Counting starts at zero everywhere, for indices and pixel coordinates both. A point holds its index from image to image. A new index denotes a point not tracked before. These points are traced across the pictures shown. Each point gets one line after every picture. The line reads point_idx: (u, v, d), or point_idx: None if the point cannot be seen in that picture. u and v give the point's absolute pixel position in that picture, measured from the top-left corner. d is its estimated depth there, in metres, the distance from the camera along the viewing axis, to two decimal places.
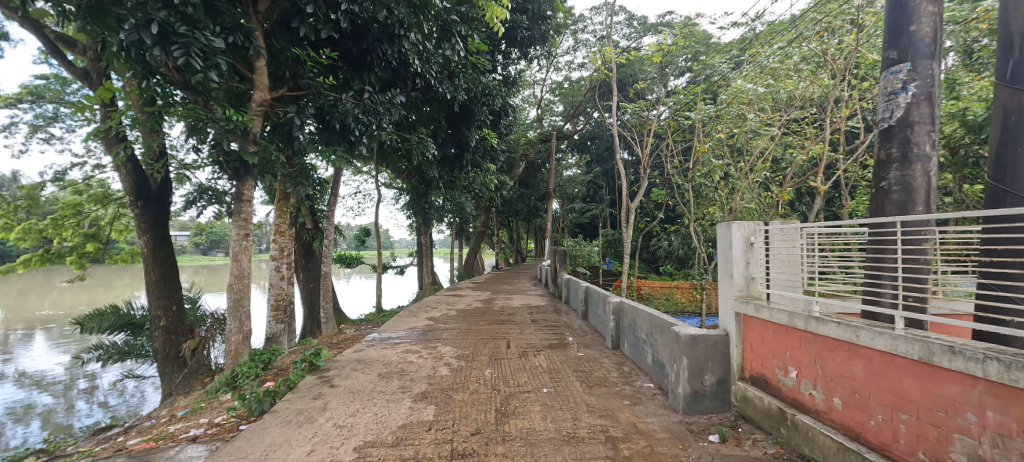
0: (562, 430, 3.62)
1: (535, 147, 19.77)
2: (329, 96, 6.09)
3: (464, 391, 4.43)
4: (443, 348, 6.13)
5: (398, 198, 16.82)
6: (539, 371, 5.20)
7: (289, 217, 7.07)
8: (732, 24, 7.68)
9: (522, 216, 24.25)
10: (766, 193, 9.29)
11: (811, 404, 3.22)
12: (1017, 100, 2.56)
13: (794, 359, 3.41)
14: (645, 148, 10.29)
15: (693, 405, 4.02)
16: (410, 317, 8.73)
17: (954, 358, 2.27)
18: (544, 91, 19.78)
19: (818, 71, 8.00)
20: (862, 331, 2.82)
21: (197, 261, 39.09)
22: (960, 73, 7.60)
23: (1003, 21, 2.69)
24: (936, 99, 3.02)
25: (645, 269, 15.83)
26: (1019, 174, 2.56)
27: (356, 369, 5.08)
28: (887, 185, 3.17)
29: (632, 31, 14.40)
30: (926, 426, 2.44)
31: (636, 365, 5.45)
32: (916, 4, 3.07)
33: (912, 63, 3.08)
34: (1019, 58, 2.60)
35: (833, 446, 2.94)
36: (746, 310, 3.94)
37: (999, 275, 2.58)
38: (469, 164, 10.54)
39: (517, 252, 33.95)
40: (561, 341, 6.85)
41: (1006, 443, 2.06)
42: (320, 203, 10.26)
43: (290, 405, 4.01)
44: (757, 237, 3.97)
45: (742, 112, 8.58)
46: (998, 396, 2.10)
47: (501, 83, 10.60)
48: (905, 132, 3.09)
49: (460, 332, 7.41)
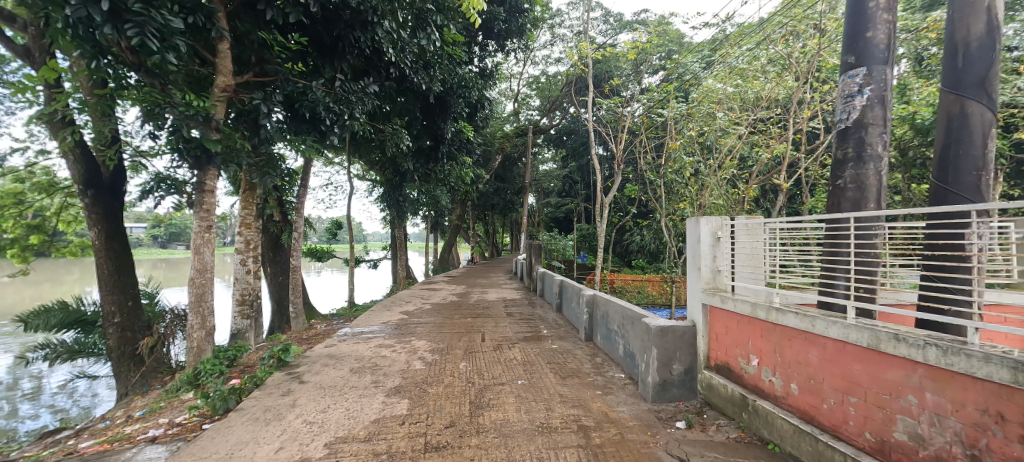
0: (535, 420, 3.68)
1: (511, 141, 19.71)
2: (297, 83, 5.85)
3: (439, 384, 4.41)
4: (418, 342, 6.09)
5: (371, 190, 16.43)
6: (514, 364, 5.25)
7: (255, 208, 6.79)
8: (704, 24, 7.90)
9: (497, 209, 24.19)
10: (733, 190, 9.65)
11: (771, 390, 3.41)
12: (959, 106, 2.77)
13: (756, 348, 3.58)
14: (619, 144, 10.44)
15: (661, 394, 4.17)
16: (384, 311, 8.61)
17: (898, 345, 2.46)
18: (522, 84, 19.72)
19: (784, 74, 8.33)
20: (817, 320, 2.99)
21: (156, 253, 37.09)
22: (910, 79, 8.07)
23: (948, 32, 2.90)
24: (887, 103, 3.22)
25: (618, 263, 16.16)
26: (960, 174, 2.77)
27: (327, 364, 4.98)
28: (843, 183, 3.37)
29: (608, 27, 14.48)
30: (872, 408, 2.62)
31: (608, 356, 5.59)
32: (871, 11, 3.24)
33: (868, 67, 3.27)
34: (963, 66, 2.80)
35: (789, 429, 3.13)
36: (712, 302, 4.10)
37: (939, 267, 2.79)
38: (445, 156, 10.60)
39: (492, 246, 33.91)
40: (535, 333, 6.93)
41: (942, 422, 2.26)
42: (289, 194, 9.91)
43: (258, 402, 3.89)
44: (724, 232, 4.13)
45: (712, 111, 8.87)
46: (936, 380, 2.29)
47: (478, 76, 10.46)
48: (861, 133, 3.27)
49: (435, 325, 7.37)
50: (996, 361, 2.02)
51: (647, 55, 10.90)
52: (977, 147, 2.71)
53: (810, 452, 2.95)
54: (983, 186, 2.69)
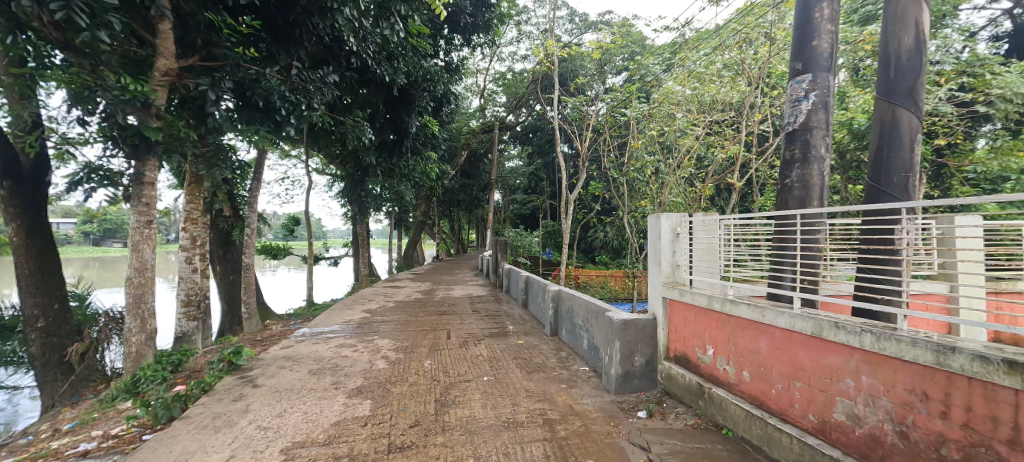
0: (501, 416, 3.68)
1: (477, 137, 19.61)
2: (249, 69, 5.51)
3: (403, 383, 4.32)
4: (381, 341, 5.94)
5: (331, 185, 15.81)
6: (480, 360, 5.23)
7: (202, 202, 6.34)
8: (665, 28, 8.18)
9: (462, 205, 24.00)
10: (691, 188, 10.08)
11: (724, 378, 3.60)
12: (891, 113, 3.03)
13: (711, 339, 3.76)
14: (584, 142, 10.65)
15: (624, 385, 4.31)
16: (345, 310, 8.32)
17: (837, 332, 2.66)
18: (488, 80, 19.62)
19: (737, 78, 8.77)
20: (766, 311, 3.19)
21: (87, 251, 34.09)
22: (848, 87, 8.74)
23: (882, 44, 3.16)
24: (830, 108, 3.47)
25: (582, 259, 16.48)
26: (891, 175, 3.02)
27: (283, 367, 4.75)
28: (790, 182, 3.59)
29: (573, 26, 14.65)
30: (815, 391, 2.83)
31: (573, 350, 5.70)
32: (817, 22, 3.47)
33: (813, 74, 3.50)
34: (894, 77, 3.06)
35: (741, 414, 3.33)
36: (672, 295, 4.28)
37: (873, 260, 3.04)
38: (409, 150, 10.37)
39: (458, 243, 33.63)
40: (501, 329, 6.95)
41: (875, 403, 2.47)
42: (240, 188, 9.35)
43: (206, 409, 3.65)
44: (682, 228, 4.31)
45: (671, 112, 9.25)
46: (871, 363, 2.50)
47: (443, 69, 10.29)
48: (806, 136, 3.51)
49: (399, 323, 7.22)
50: (921, 344, 2.23)
51: (611, 56, 11.14)
52: (905, 150, 2.98)
53: (760, 434, 3.15)
54: (911, 186, 2.96)
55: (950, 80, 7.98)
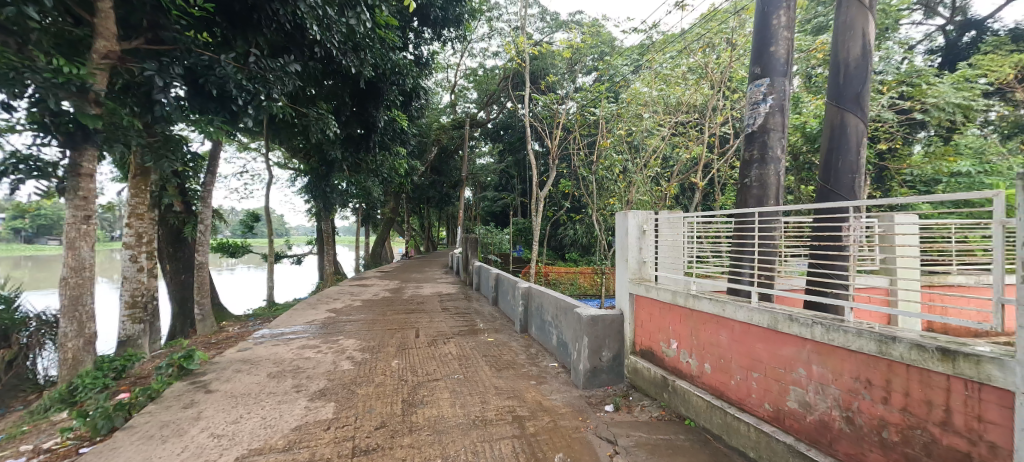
0: (470, 414, 3.66)
1: (447, 133, 19.41)
2: (202, 55, 5.20)
3: (369, 384, 4.22)
4: (346, 341, 5.77)
5: (294, 180, 15.21)
6: (449, 359, 5.17)
7: (148, 197, 5.96)
8: (634, 30, 8.33)
9: (432, 202, 23.72)
10: (658, 187, 10.33)
11: (687, 370, 3.72)
12: (840, 117, 3.20)
13: (675, 333, 3.87)
14: (555, 140, 10.75)
15: (592, 380, 4.38)
16: (309, 310, 8.03)
17: (791, 324, 2.79)
18: (459, 76, 19.39)
19: (701, 82, 9.06)
20: (727, 305, 3.30)
21: (20, 248, 31.40)
22: (802, 93, 9.23)
23: (833, 52, 3.33)
24: (785, 111, 3.63)
25: (552, 256, 16.64)
26: (840, 175, 3.19)
27: (240, 370, 4.52)
28: (749, 181, 3.74)
29: (545, 25, 14.68)
30: (771, 381, 2.96)
31: (543, 347, 5.73)
32: (774, 28, 3.63)
33: (771, 78, 3.65)
34: (844, 83, 3.23)
35: (703, 405, 3.44)
36: (638, 291, 4.37)
37: (824, 257, 3.20)
38: (377, 145, 10.11)
39: (427, 240, 33.24)
40: (471, 327, 6.90)
41: (825, 390, 2.61)
42: (193, 182, 8.83)
43: (152, 418, 3.42)
44: (649, 225, 4.41)
45: (639, 112, 9.48)
46: (821, 353, 2.63)
47: (413, 63, 10.07)
48: (764, 137, 3.66)
49: (366, 323, 7.04)
50: (866, 335, 2.37)
51: (581, 56, 11.27)
52: (853, 153, 3.16)
53: (720, 424, 3.27)
54: (857, 186, 3.15)
55: (891, 88, 8.56)
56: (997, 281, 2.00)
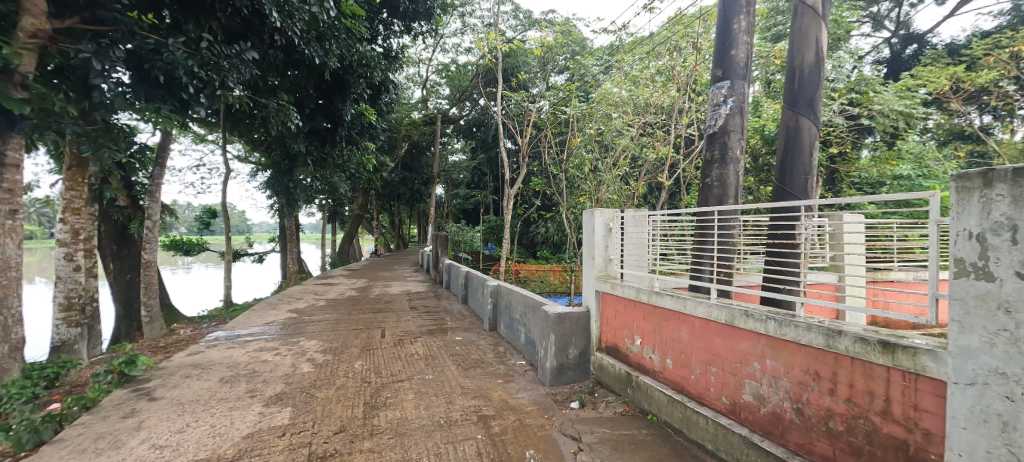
0: (435, 415, 3.59)
1: (419, 129, 19.10)
2: (148, 39, 4.86)
3: (329, 387, 4.07)
4: (308, 343, 5.57)
5: (255, 175, 14.56)
6: (415, 359, 5.08)
7: (86, 191, 5.60)
8: (604, 30, 8.41)
9: (403, 199, 23.31)
10: (626, 186, 10.51)
11: (650, 366, 3.79)
12: (795, 121, 3.33)
13: (639, 330, 3.94)
14: (525, 137, 10.76)
15: (559, 377, 4.41)
16: (269, 310, 7.72)
17: (747, 319, 2.89)
18: (431, 71, 19.09)
19: (669, 84, 9.26)
20: (687, 301, 3.38)
21: None
22: (762, 98, 9.61)
23: (789, 58, 3.46)
24: (744, 113, 3.74)
25: (524, 253, 16.66)
26: (794, 176, 3.32)
27: (189, 376, 4.28)
28: (710, 181, 3.84)
29: (518, 22, 14.63)
30: (727, 375, 3.05)
31: (511, 345, 5.72)
32: (735, 33, 3.73)
33: (731, 81, 3.75)
34: (798, 88, 3.36)
35: (665, 400, 3.52)
36: (604, 288, 4.43)
37: (779, 254, 3.33)
38: (344, 139, 9.82)
39: (398, 238, 32.68)
40: (440, 326, 6.81)
41: (778, 383, 2.71)
42: (140, 175, 8.28)
43: (86, 430, 3.17)
44: (614, 223, 4.47)
45: (608, 112, 9.63)
46: (774, 347, 2.74)
47: (381, 56, 9.81)
48: (725, 138, 3.76)
49: (330, 323, 6.83)
50: (814, 329, 2.48)
51: (553, 55, 11.32)
52: (805, 155, 3.30)
53: (681, 418, 3.35)
54: (809, 187, 3.28)
55: (842, 95, 9.02)
56: (933, 278, 2.12)
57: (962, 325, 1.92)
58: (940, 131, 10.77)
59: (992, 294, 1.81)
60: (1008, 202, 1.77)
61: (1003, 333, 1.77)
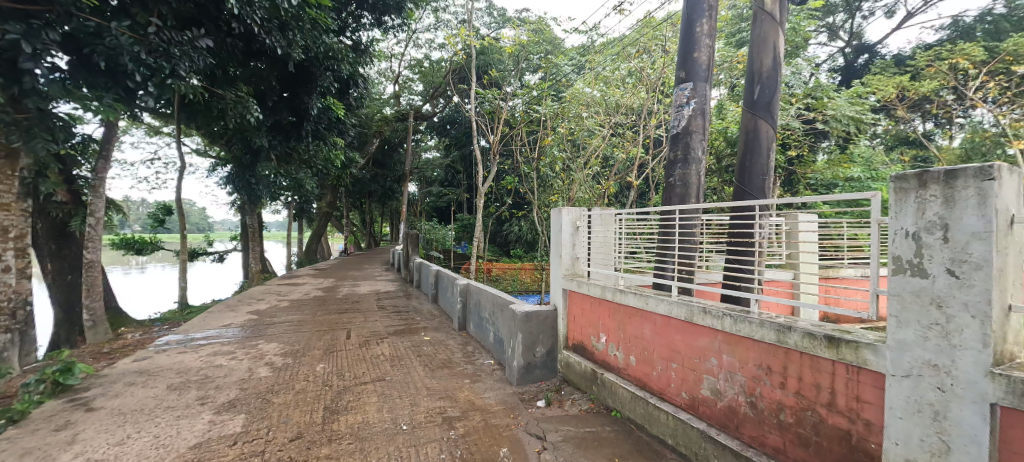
0: (398, 418, 3.52)
1: (390, 125, 18.72)
2: (88, 21, 4.55)
3: (287, 392, 3.93)
4: (267, 346, 5.35)
5: (214, 170, 13.91)
6: (380, 360, 4.97)
7: (17, 184, 5.20)
8: (575, 30, 8.47)
9: (375, 196, 22.84)
10: (597, 185, 10.63)
11: (615, 363, 3.84)
12: (753, 123, 3.44)
13: (604, 327, 3.98)
14: (497, 135, 10.73)
15: (526, 376, 4.41)
16: (227, 312, 7.39)
17: (705, 316, 2.97)
18: (403, 66, 18.73)
19: (638, 85, 9.43)
20: (649, 299, 3.44)
21: None
22: (726, 101, 9.94)
23: (748, 62, 3.57)
24: (705, 115, 3.84)
25: (497, 252, 16.63)
26: (753, 177, 3.43)
27: (134, 383, 4.04)
28: (673, 180, 3.92)
29: (491, 20, 14.53)
30: (687, 371, 3.13)
31: (479, 344, 5.69)
32: (698, 36, 3.82)
33: (694, 83, 3.84)
34: (757, 91, 3.47)
35: (628, 396, 3.57)
36: (571, 286, 4.46)
37: (737, 253, 3.43)
38: (310, 135, 9.50)
39: (369, 236, 32.01)
40: (408, 326, 6.70)
41: (733, 378, 2.79)
42: (83, 169, 7.75)
43: (12, 445, 2.94)
44: (581, 222, 4.50)
45: (579, 112, 9.71)
46: (730, 343, 2.82)
47: (350, 49, 9.53)
48: (687, 139, 3.85)
49: (293, 325, 6.61)
50: (767, 325, 2.57)
51: (526, 53, 11.31)
52: (763, 156, 3.41)
53: (643, 414, 3.41)
54: (766, 187, 3.40)
55: (799, 100, 9.43)
56: (874, 274, 2.23)
57: (899, 320, 2.02)
58: (888, 137, 11.46)
59: (926, 290, 1.92)
60: (941, 203, 1.87)
61: (935, 327, 1.88)
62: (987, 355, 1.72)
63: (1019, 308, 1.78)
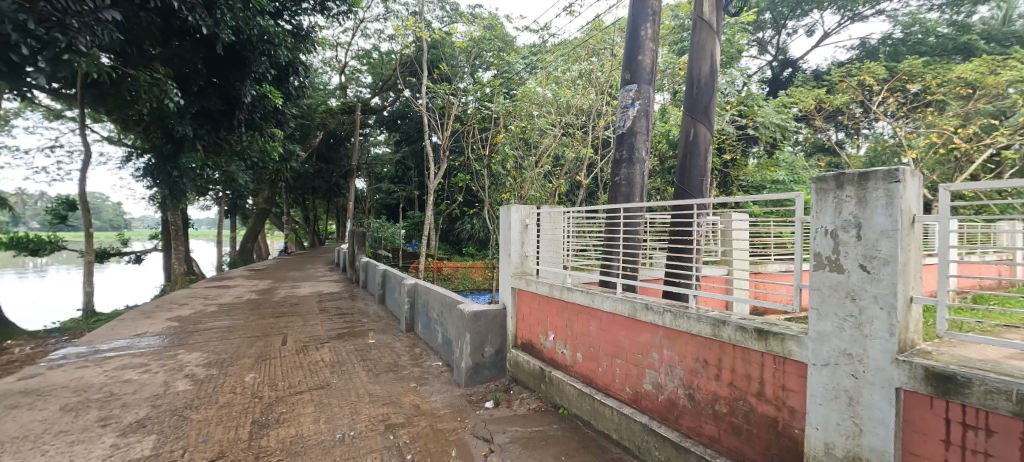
0: (336, 429, 3.32)
1: (335, 118, 17.78)
2: None
3: (210, 407, 3.59)
4: (188, 356, 4.88)
5: (130, 161, 12.53)
6: (319, 366, 4.69)
7: None
8: (526, 28, 8.47)
9: (318, 192, 21.69)
10: (548, 184, 10.71)
11: (562, 361, 3.86)
12: (693, 126, 3.58)
13: (552, 325, 3.99)
14: (447, 131, 10.50)
15: (474, 377, 4.33)
16: (142, 319, 6.67)
17: (647, 312, 3.04)
18: (350, 56, 17.87)
19: (588, 87, 9.60)
20: (595, 296, 3.49)
21: None
22: (668, 105, 10.37)
23: (688, 68, 3.70)
24: (649, 117, 3.94)
25: (447, 250, 16.40)
26: (693, 177, 3.57)
27: (19, 405, 3.52)
28: (619, 180, 4.00)
29: (444, 13, 14.18)
30: (630, 366, 3.20)
31: (427, 345, 5.54)
32: (642, 39, 3.91)
33: (638, 85, 3.93)
34: (697, 95, 3.61)
35: (575, 393, 3.60)
36: (520, 284, 4.44)
37: (679, 250, 3.56)
38: (243, 125, 8.80)
39: (313, 234, 30.39)
40: (351, 329, 6.39)
41: (674, 371, 2.88)
42: None
43: None
44: (530, 220, 4.50)
45: (530, 110, 9.73)
46: (670, 338, 2.91)
47: (289, 34, 8.89)
48: (632, 139, 3.94)
49: (222, 331, 6.09)
50: (703, 320, 2.68)
51: (478, 49, 11.15)
52: (701, 158, 3.55)
53: (589, 409, 3.45)
54: (703, 187, 3.56)
55: (733, 107, 10.05)
56: (798, 270, 2.37)
57: (818, 312, 2.16)
58: (807, 144, 12.57)
59: (842, 285, 2.06)
60: (855, 203, 2.02)
61: (851, 319, 2.02)
62: (894, 344, 1.88)
63: (919, 300, 1.96)
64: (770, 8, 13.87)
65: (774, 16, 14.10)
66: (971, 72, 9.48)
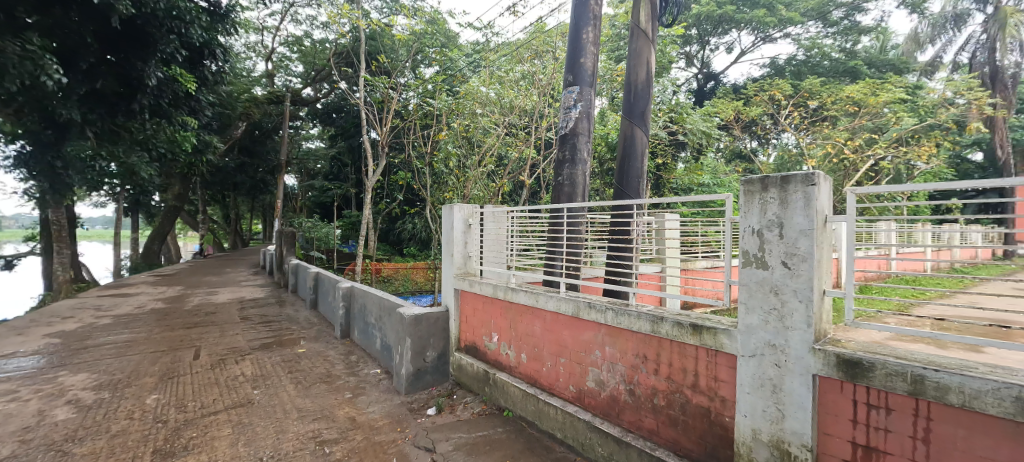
0: (257, 452, 2.99)
1: (260, 108, 16.38)
2: None
3: (100, 437, 3.09)
4: (73, 378, 4.19)
5: None
6: (240, 381, 4.24)
7: None
8: (468, 25, 8.34)
9: (241, 189, 19.90)
10: (491, 183, 10.63)
11: (506, 362, 3.80)
12: (631, 129, 3.67)
13: (496, 326, 3.92)
14: (387, 127, 10.05)
15: (415, 383, 4.14)
16: (14, 337, 5.66)
17: (590, 311, 3.06)
18: (277, 43, 16.57)
19: (530, 88, 9.66)
20: (539, 296, 3.46)
21: None
22: (607, 109, 10.71)
23: (626, 73, 3.79)
24: (591, 119, 4.00)
25: (387, 251, 15.77)
26: (632, 178, 3.66)
27: None
28: (561, 180, 4.02)
29: (382, 4, 13.58)
30: (573, 365, 3.21)
31: (364, 352, 5.23)
32: (583, 43, 3.95)
33: (579, 87, 3.97)
34: (635, 100, 3.71)
35: (519, 394, 3.55)
36: (462, 286, 4.31)
37: (620, 249, 3.64)
38: (147, 111, 7.80)
39: (235, 236, 27.89)
40: (279, 338, 5.88)
41: (616, 368, 2.92)
42: None
43: None
44: (473, 219, 4.39)
45: (473, 108, 9.58)
46: (612, 335, 2.94)
47: (205, 13, 8.00)
48: (574, 140, 3.97)
49: (119, 346, 5.33)
50: (643, 317, 2.73)
51: (418, 43, 10.78)
52: (638, 161, 3.66)
53: (533, 410, 3.42)
54: (641, 188, 3.66)
55: (664, 114, 10.62)
56: (729, 267, 2.48)
57: (746, 306, 2.27)
58: (728, 151, 13.64)
59: (767, 280, 2.18)
60: (777, 203, 2.15)
61: (774, 312, 2.15)
62: (811, 334, 2.02)
63: (832, 293, 2.12)
64: (697, 24, 14.85)
65: (700, 32, 15.12)
66: (857, 93, 10.69)
